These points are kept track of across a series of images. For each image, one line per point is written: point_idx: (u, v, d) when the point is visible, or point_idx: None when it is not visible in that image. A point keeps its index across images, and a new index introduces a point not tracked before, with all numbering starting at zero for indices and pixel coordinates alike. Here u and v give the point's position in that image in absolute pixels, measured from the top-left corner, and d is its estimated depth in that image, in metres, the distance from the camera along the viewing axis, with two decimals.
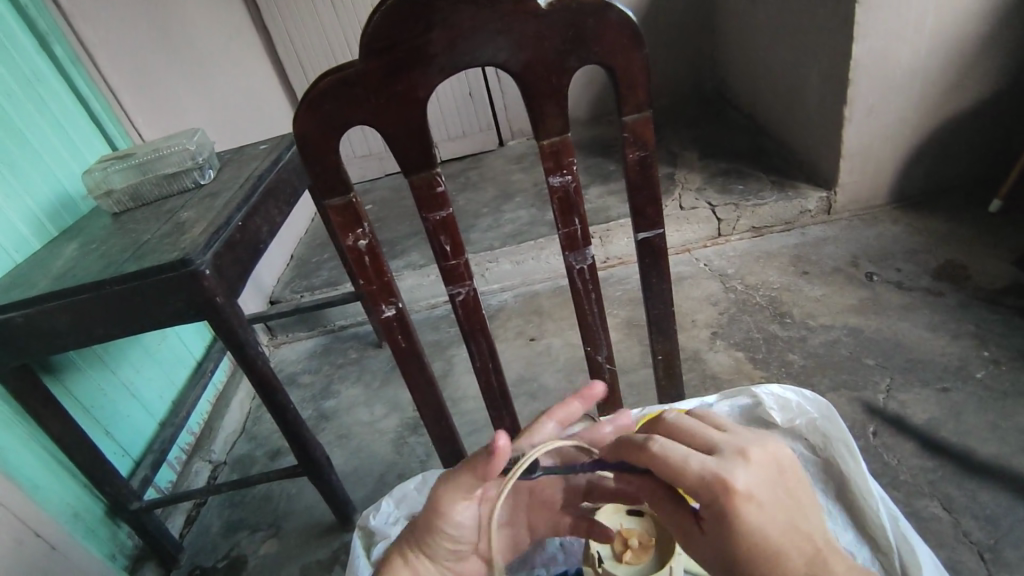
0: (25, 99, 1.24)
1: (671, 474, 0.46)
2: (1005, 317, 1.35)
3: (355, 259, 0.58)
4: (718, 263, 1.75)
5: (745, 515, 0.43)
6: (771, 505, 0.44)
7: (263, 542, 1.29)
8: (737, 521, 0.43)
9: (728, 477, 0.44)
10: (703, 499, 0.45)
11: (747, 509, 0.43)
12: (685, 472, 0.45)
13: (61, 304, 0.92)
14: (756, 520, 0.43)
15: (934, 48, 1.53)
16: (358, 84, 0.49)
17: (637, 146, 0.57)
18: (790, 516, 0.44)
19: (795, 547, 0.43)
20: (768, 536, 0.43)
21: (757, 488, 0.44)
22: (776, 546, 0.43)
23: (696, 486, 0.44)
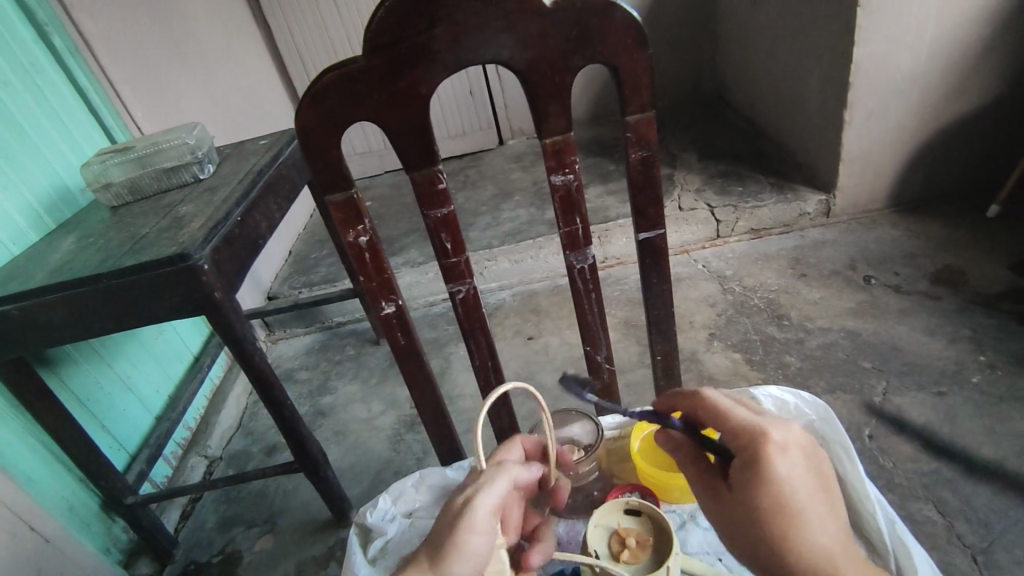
0: (23, 91, 1.24)
1: (719, 416, 0.53)
2: (1000, 321, 1.35)
3: (356, 256, 0.58)
4: (716, 264, 1.75)
5: (774, 458, 0.47)
6: (802, 467, 0.48)
7: (258, 538, 1.29)
8: (765, 464, 0.47)
9: (766, 429, 0.49)
10: (741, 446, 0.50)
11: (777, 457, 0.48)
12: (732, 418, 0.52)
13: (58, 297, 0.91)
14: (782, 469, 0.47)
15: (934, 53, 1.54)
16: (360, 80, 0.49)
17: (640, 145, 0.57)
18: (815, 482, 0.48)
19: (811, 509, 0.47)
20: (791, 491, 0.47)
21: (792, 448, 0.48)
22: (795, 501, 0.47)
23: (739, 433, 0.50)
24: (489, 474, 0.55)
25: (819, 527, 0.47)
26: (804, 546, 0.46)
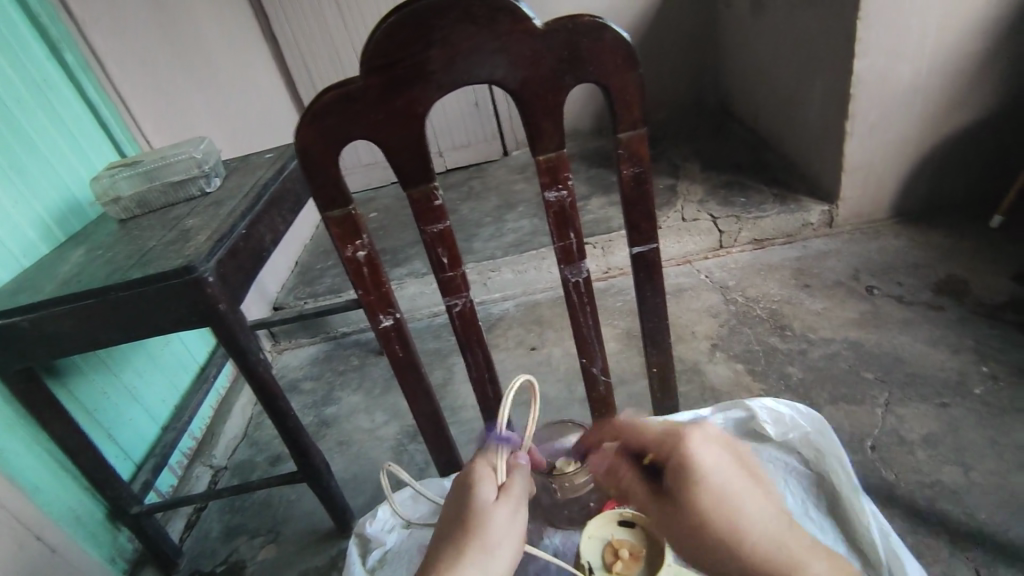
0: (35, 107, 1.26)
1: (636, 430, 0.61)
2: (1005, 332, 1.35)
3: (353, 270, 0.59)
4: (719, 275, 1.76)
5: (691, 457, 0.55)
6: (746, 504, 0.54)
7: (261, 548, 1.30)
8: (687, 464, 0.55)
9: (681, 429, 0.57)
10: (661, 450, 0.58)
11: (693, 456, 0.55)
12: (647, 431, 0.60)
13: (66, 309, 0.93)
14: (697, 461, 0.55)
15: (934, 65, 1.54)
16: (358, 100, 0.50)
17: (632, 162, 0.58)
18: (728, 477, 0.55)
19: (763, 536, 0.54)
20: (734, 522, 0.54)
21: (704, 445, 0.56)
22: (715, 493, 0.54)
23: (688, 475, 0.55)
24: (523, 489, 0.57)
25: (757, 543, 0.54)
26: (716, 526, 0.53)
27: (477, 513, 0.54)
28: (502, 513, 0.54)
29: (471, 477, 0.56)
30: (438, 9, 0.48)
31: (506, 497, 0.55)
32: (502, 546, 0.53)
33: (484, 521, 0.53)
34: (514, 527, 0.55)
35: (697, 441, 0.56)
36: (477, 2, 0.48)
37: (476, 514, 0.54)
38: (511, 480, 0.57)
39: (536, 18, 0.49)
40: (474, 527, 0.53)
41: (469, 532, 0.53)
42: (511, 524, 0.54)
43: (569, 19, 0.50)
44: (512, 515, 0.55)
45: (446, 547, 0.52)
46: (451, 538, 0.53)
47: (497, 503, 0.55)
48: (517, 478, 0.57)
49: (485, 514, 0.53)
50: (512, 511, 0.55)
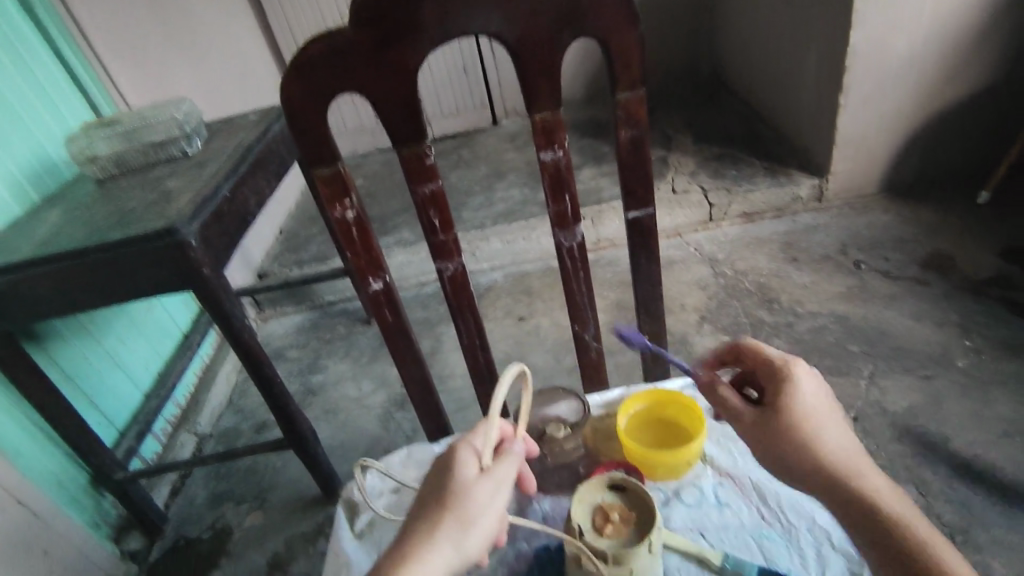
0: (5, 61, 1.21)
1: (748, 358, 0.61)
2: (989, 308, 1.37)
3: (342, 232, 0.57)
4: (709, 248, 1.76)
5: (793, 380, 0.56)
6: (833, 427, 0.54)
7: (248, 514, 1.30)
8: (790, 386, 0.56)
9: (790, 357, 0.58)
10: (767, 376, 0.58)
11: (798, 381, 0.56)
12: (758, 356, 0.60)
13: (43, 272, 0.90)
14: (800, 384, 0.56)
15: (930, 39, 1.53)
16: (346, 52, 0.48)
17: (630, 124, 0.56)
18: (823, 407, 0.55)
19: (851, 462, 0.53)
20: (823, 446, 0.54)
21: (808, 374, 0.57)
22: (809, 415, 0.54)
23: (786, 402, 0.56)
24: (510, 467, 0.55)
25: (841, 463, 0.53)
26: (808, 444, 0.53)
27: (455, 487, 0.52)
28: (481, 490, 0.53)
29: (455, 451, 0.54)
30: None
31: (489, 475, 0.54)
32: (478, 522, 0.52)
33: (462, 499, 0.52)
34: (494, 505, 0.53)
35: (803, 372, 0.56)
36: None
37: (455, 488, 0.52)
38: (497, 459, 0.55)
39: None
40: (451, 501, 0.52)
41: (446, 505, 0.52)
42: (491, 502, 0.53)
43: None
44: (493, 493, 0.53)
45: (422, 518, 0.52)
46: (427, 510, 0.52)
47: (478, 480, 0.53)
48: (506, 458, 0.55)
49: (464, 490, 0.52)
50: (494, 489, 0.54)
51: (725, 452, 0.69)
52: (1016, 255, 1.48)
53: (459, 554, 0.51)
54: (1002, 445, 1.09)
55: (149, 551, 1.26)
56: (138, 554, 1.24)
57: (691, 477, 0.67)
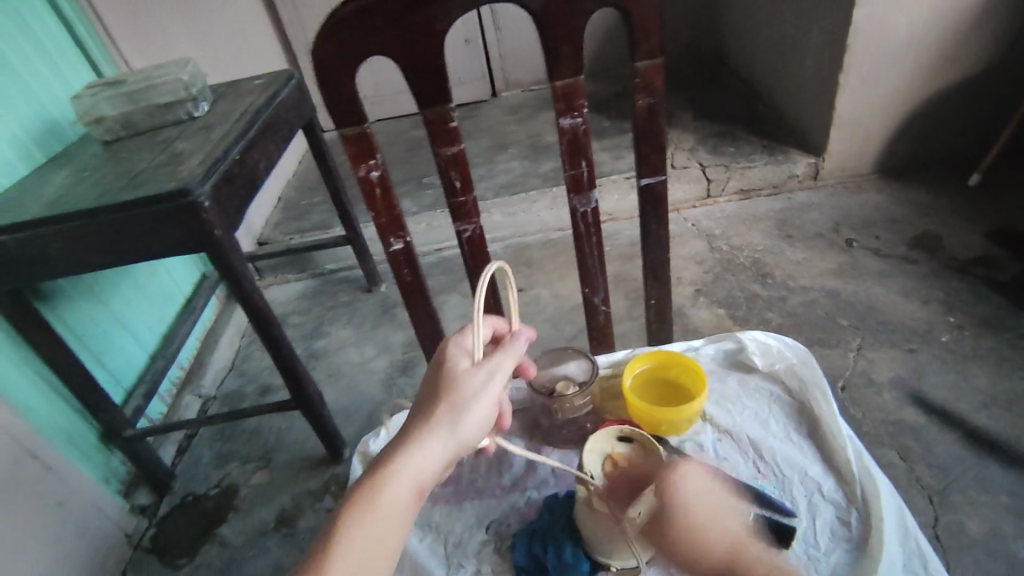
0: (6, 16, 1.19)
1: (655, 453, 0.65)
2: (974, 285, 1.41)
3: (367, 192, 0.59)
4: (705, 223, 1.79)
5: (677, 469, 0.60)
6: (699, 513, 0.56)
7: (254, 472, 1.33)
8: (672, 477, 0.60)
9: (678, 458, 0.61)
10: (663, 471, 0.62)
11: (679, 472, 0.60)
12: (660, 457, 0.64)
13: (56, 230, 0.91)
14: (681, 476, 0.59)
15: (931, 19, 1.54)
16: (377, 13, 0.50)
17: (647, 92, 0.58)
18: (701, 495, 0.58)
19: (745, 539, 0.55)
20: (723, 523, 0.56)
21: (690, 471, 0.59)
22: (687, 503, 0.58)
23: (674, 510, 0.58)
24: (502, 359, 0.57)
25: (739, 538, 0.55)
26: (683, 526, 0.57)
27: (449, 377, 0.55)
28: (473, 377, 0.55)
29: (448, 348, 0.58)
30: None
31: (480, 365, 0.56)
32: (471, 406, 0.54)
33: (454, 386, 0.54)
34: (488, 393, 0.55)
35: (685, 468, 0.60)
36: None
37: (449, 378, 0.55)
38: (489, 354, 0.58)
39: None
40: (445, 388, 0.54)
41: (440, 392, 0.54)
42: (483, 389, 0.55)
43: None
44: (486, 381, 0.56)
45: (419, 408, 0.55)
46: (424, 401, 0.55)
47: (469, 370, 0.56)
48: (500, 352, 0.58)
49: (455, 375, 0.55)
50: (486, 377, 0.56)
51: (724, 411, 0.73)
52: (1003, 235, 1.52)
53: (455, 438, 0.53)
54: (980, 415, 1.15)
55: (158, 507, 1.29)
56: (146, 509, 1.28)
57: (691, 433, 0.72)
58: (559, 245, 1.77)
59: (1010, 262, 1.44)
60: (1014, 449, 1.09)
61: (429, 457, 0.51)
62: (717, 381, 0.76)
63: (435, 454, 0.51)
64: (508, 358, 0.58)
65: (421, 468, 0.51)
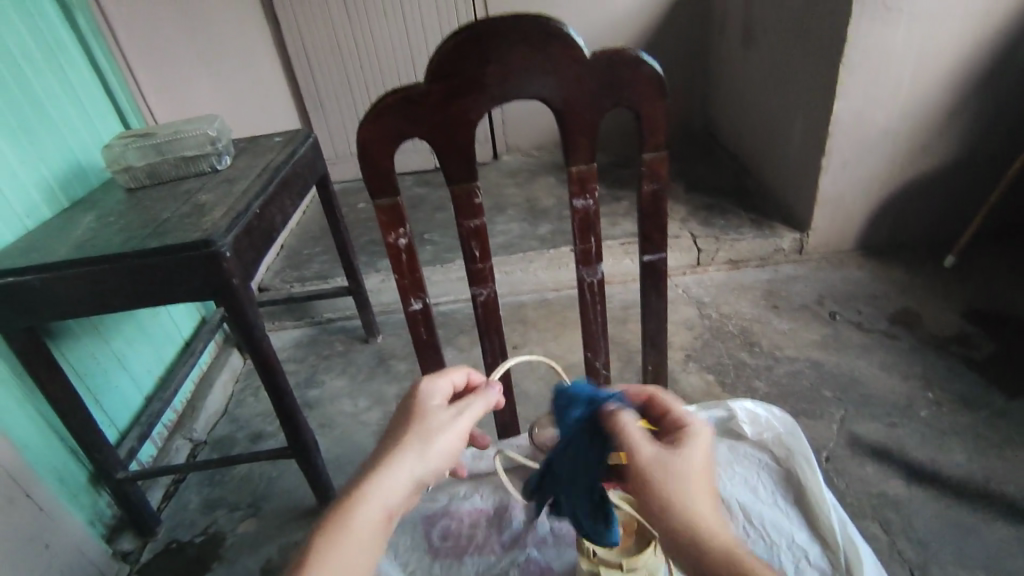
0: (45, 68, 1.27)
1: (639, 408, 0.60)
2: (951, 363, 1.47)
3: (393, 255, 0.65)
4: (695, 290, 1.86)
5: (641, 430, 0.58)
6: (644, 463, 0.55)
7: (241, 521, 1.32)
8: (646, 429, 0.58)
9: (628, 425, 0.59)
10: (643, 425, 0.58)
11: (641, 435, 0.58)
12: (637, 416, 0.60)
13: (81, 272, 0.95)
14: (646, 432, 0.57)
15: (904, 115, 1.68)
16: (418, 103, 0.56)
17: (653, 180, 0.65)
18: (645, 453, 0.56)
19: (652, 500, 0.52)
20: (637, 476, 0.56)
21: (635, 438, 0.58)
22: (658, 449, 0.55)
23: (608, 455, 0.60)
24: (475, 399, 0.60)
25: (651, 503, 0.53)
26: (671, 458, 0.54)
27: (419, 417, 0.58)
28: (442, 414, 0.58)
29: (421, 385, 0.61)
30: (500, 32, 0.54)
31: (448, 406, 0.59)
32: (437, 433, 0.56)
33: (423, 420, 0.57)
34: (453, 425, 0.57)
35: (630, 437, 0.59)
36: (536, 29, 0.55)
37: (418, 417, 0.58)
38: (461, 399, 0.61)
39: (584, 47, 0.56)
40: (415, 421, 0.57)
41: (410, 425, 0.57)
42: (450, 422, 0.57)
43: (611, 52, 0.57)
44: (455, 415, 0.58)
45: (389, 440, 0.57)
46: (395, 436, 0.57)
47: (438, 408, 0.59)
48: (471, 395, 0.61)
49: (425, 407, 0.58)
50: (455, 412, 0.59)
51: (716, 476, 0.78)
52: (976, 316, 1.60)
53: (422, 466, 0.54)
54: (958, 491, 1.18)
55: (141, 553, 1.27)
56: (129, 555, 1.26)
57: None
58: (555, 305, 1.82)
59: (984, 342, 1.51)
60: (992, 527, 1.12)
61: (394, 479, 0.52)
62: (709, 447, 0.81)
63: (398, 474, 0.53)
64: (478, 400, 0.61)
65: (386, 493, 0.52)
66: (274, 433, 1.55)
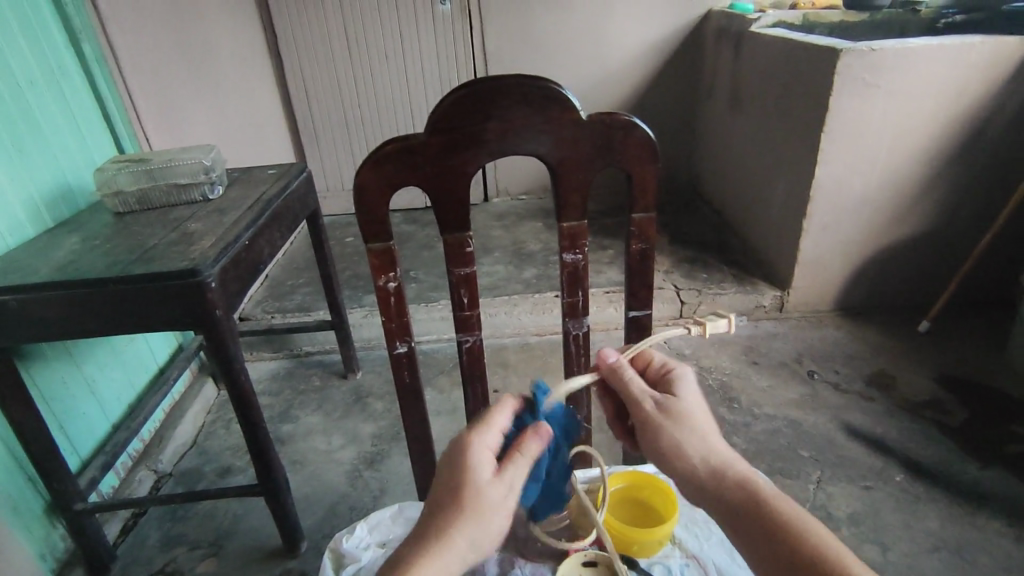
0: (44, 88, 1.28)
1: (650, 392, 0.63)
2: (924, 428, 1.48)
3: (382, 298, 0.66)
4: (677, 342, 1.87)
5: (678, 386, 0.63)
6: (697, 415, 0.60)
7: (201, 560, 1.27)
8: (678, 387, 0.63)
9: (675, 371, 0.65)
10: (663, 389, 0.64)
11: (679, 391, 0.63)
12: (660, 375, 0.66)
13: (61, 295, 0.94)
14: (683, 392, 0.62)
15: (880, 183, 1.74)
16: (418, 153, 0.58)
17: (641, 239, 0.67)
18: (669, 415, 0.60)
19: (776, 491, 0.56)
20: (716, 456, 0.58)
21: (682, 390, 0.63)
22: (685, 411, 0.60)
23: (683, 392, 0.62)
24: (518, 469, 0.56)
25: (776, 497, 0.54)
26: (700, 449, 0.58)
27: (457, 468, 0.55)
28: (497, 490, 0.54)
29: (478, 450, 0.56)
30: (500, 91, 0.57)
31: (503, 477, 0.55)
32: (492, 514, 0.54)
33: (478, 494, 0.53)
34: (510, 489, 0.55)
35: (680, 387, 0.63)
36: (534, 90, 0.57)
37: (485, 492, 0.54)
38: (510, 458, 0.56)
39: (580, 109, 0.58)
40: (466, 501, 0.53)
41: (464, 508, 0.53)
42: (488, 507, 0.53)
43: (606, 115, 0.59)
44: (505, 493, 0.54)
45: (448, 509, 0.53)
46: (440, 509, 0.53)
47: (490, 480, 0.54)
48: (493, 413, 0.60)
49: (479, 487, 0.53)
50: (505, 486, 0.54)
51: (693, 536, 0.78)
52: (949, 383, 1.63)
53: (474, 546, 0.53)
54: (930, 557, 1.18)
55: None
56: None
57: (660, 556, 0.75)
58: (536, 349, 1.81)
59: (957, 408, 1.54)
60: None
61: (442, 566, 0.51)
62: (687, 505, 0.81)
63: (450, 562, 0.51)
64: (509, 419, 0.60)
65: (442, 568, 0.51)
66: (243, 468, 1.50)
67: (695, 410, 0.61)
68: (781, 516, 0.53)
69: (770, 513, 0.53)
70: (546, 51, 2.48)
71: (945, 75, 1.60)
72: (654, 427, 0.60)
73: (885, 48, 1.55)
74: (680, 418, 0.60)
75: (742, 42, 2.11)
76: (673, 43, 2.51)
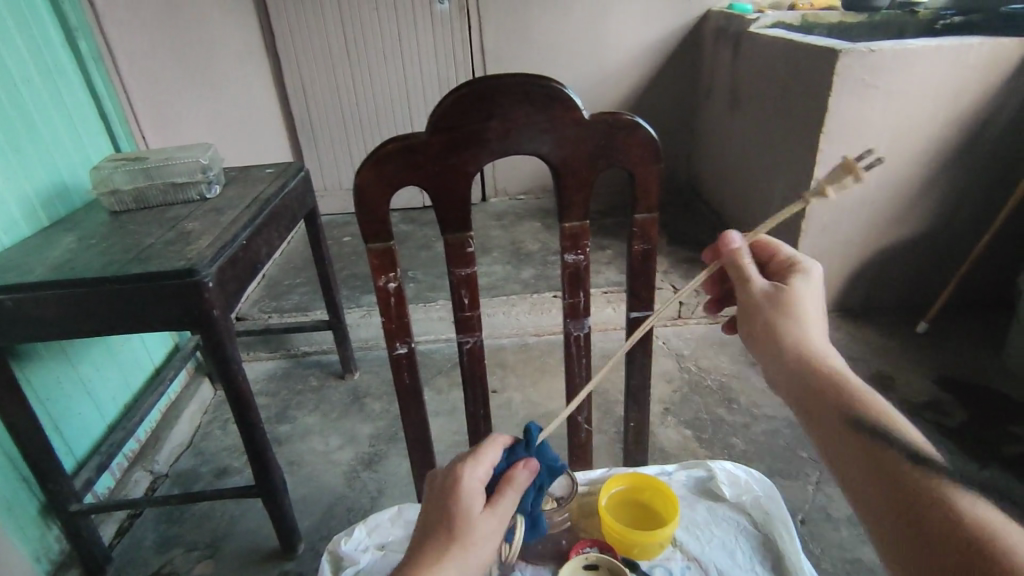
0: (40, 86, 1.27)
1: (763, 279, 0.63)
2: (922, 429, 1.48)
3: (382, 299, 0.65)
4: (676, 342, 1.87)
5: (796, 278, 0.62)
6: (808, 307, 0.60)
7: (197, 562, 1.26)
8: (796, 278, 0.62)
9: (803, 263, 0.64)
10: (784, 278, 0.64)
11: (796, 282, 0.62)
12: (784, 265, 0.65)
13: (56, 295, 0.93)
14: (800, 283, 0.62)
15: (878, 184, 1.74)
16: (419, 152, 0.57)
17: (643, 239, 0.67)
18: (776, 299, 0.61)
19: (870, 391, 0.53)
20: (814, 346, 0.57)
21: (801, 281, 0.62)
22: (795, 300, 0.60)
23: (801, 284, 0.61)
24: (507, 508, 0.56)
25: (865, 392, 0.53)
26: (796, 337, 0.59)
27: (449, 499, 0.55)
28: (487, 528, 0.55)
29: (471, 482, 0.56)
30: (503, 90, 0.56)
31: (494, 513, 0.56)
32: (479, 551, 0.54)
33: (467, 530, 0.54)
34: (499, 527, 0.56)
35: (799, 279, 0.62)
36: (536, 89, 0.56)
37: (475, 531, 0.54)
38: (499, 493, 0.57)
39: (583, 108, 0.58)
40: (457, 539, 0.53)
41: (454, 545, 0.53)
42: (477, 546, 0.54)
43: (609, 115, 0.59)
44: (493, 531, 0.55)
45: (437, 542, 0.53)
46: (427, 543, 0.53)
47: (481, 515, 0.55)
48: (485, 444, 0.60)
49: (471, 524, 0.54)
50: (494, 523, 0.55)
51: (694, 538, 0.77)
52: (947, 384, 1.63)
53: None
54: None
55: None
56: None
57: (660, 558, 0.75)
58: (535, 350, 1.81)
59: (955, 409, 1.54)
60: None
61: None
62: (687, 507, 0.81)
63: None
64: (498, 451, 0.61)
65: None
66: (240, 469, 1.49)
67: (806, 301, 0.60)
68: (862, 408, 0.51)
69: (854, 402, 0.52)
70: (545, 51, 2.48)
71: (943, 77, 1.60)
72: (759, 310, 0.61)
73: (884, 49, 1.55)
74: (786, 306, 0.60)
75: (741, 43, 2.11)
76: (672, 43, 2.51)
